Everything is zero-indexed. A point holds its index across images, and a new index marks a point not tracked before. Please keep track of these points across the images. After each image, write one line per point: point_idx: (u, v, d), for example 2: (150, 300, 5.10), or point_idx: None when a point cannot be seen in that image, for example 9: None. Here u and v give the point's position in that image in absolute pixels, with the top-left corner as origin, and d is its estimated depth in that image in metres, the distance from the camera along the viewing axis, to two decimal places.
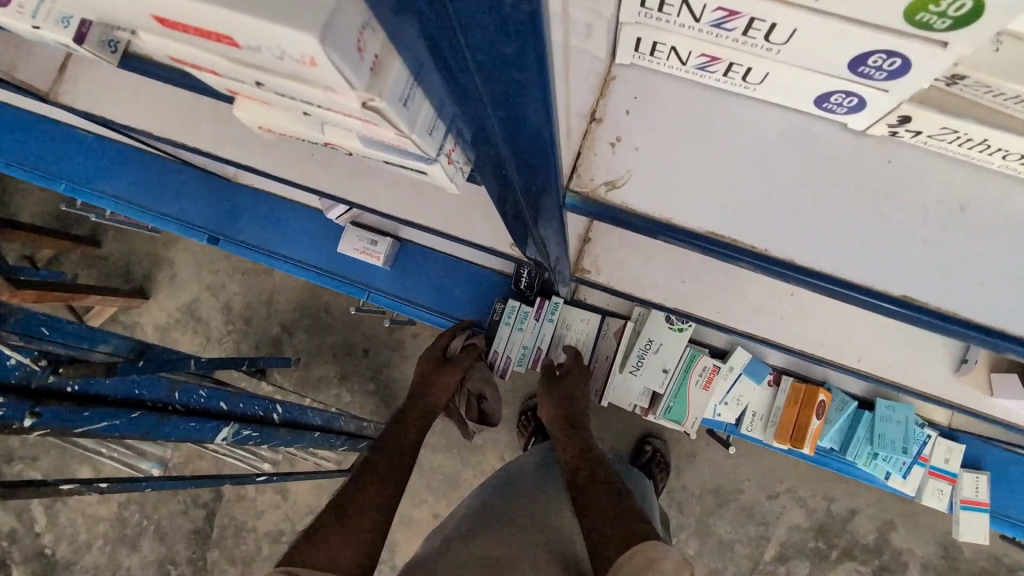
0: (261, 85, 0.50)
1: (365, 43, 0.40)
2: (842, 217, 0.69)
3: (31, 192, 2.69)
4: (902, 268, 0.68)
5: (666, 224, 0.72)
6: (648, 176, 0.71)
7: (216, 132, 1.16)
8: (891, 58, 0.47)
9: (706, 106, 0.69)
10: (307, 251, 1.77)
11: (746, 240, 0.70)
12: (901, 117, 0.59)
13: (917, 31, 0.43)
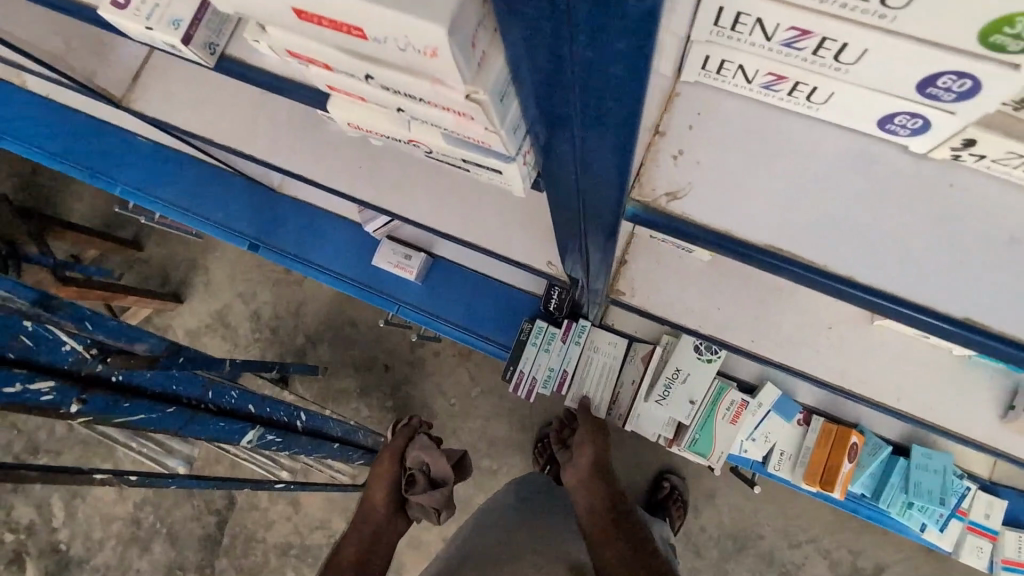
0: (369, 81, 0.52)
1: (478, 40, 0.42)
2: (900, 242, 0.65)
3: (84, 195, 2.83)
4: (980, 293, 0.64)
5: (725, 237, 0.67)
6: (711, 186, 0.67)
7: (269, 141, 1.21)
8: (961, 79, 0.48)
9: (762, 122, 0.67)
10: (342, 262, 1.82)
11: (806, 254, 0.66)
12: (964, 142, 0.57)
13: (990, 53, 0.44)
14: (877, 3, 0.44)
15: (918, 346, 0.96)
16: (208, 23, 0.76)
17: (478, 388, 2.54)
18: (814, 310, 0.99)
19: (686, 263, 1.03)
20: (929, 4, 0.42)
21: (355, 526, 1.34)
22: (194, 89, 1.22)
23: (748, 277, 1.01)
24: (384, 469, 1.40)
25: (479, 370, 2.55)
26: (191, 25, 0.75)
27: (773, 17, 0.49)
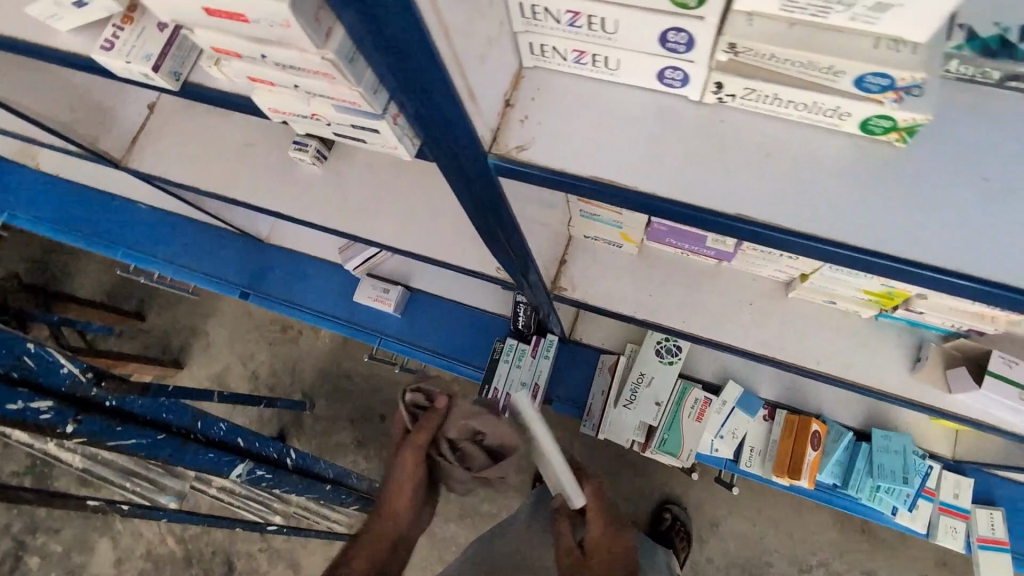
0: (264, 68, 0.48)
1: (322, 18, 0.40)
2: (781, 185, 0.57)
3: (90, 272, 3.00)
4: (847, 217, 0.55)
5: (606, 186, 0.57)
6: (559, 138, 0.59)
7: (248, 187, 1.36)
8: (679, 34, 0.52)
9: (596, 88, 0.61)
10: (326, 303, 1.95)
11: (660, 191, 0.57)
12: (716, 87, 0.56)
13: (679, 11, 0.50)
14: None
15: (837, 321, 1.06)
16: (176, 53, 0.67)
17: None
18: (742, 300, 1.09)
19: (621, 261, 1.15)
20: None
21: (374, 531, 1.16)
22: (183, 148, 1.37)
23: (683, 276, 1.12)
24: (417, 463, 1.14)
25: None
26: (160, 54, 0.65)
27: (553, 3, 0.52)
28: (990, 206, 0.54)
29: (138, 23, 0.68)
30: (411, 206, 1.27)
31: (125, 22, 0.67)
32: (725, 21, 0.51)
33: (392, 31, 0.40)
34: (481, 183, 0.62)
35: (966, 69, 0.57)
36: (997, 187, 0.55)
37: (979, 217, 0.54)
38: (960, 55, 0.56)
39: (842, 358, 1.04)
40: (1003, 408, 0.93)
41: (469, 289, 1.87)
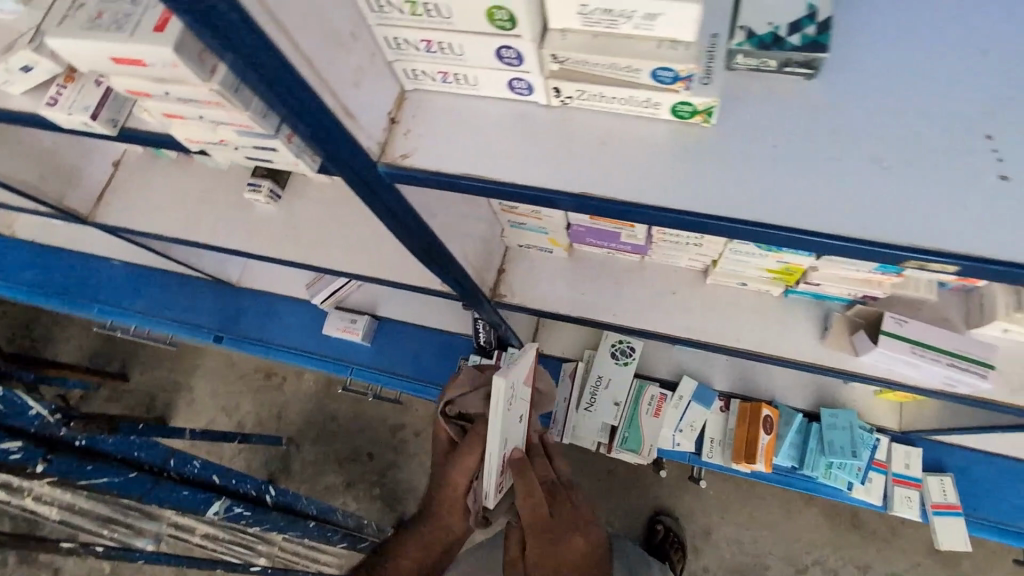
0: (173, 105, 0.57)
1: (207, 58, 0.50)
2: (611, 173, 0.60)
3: (73, 337, 3.04)
4: (737, 195, 0.57)
5: (481, 182, 0.63)
6: (434, 146, 0.65)
7: (209, 230, 1.45)
8: (511, 51, 0.56)
9: (460, 101, 0.66)
10: (298, 339, 2.01)
11: (526, 179, 0.62)
12: (555, 91, 0.60)
13: (500, 32, 0.54)
14: (433, 9, 0.54)
15: (754, 303, 1.14)
16: (114, 101, 0.72)
17: None
18: (668, 291, 1.18)
19: (555, 267, 1.24)
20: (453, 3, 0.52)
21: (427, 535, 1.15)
22: (149, 201, 1.48)
23: (615, 277, 1.21)
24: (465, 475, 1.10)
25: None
26: (98, 103, 0.70)
27: (403, 35, 0.58)
28: (883, 168, 0.55)
29: (80, 80, 0.72)
30: (363, 235, 1.36)
31: (67, 80, 0.72)
32: (544, 37, 0.56)
33: (263, 75, 0.49)
34: (380, 193, 0.68)
35: (752, 61, 0.59)
36: (858, 153, 0.55)
37: (871, 182, 0.54)
38: (742, 50, 0.58)
39: (767, 339, 1.12)
40: (901, 363, 1.01)
41: (435, 313, 1.95)
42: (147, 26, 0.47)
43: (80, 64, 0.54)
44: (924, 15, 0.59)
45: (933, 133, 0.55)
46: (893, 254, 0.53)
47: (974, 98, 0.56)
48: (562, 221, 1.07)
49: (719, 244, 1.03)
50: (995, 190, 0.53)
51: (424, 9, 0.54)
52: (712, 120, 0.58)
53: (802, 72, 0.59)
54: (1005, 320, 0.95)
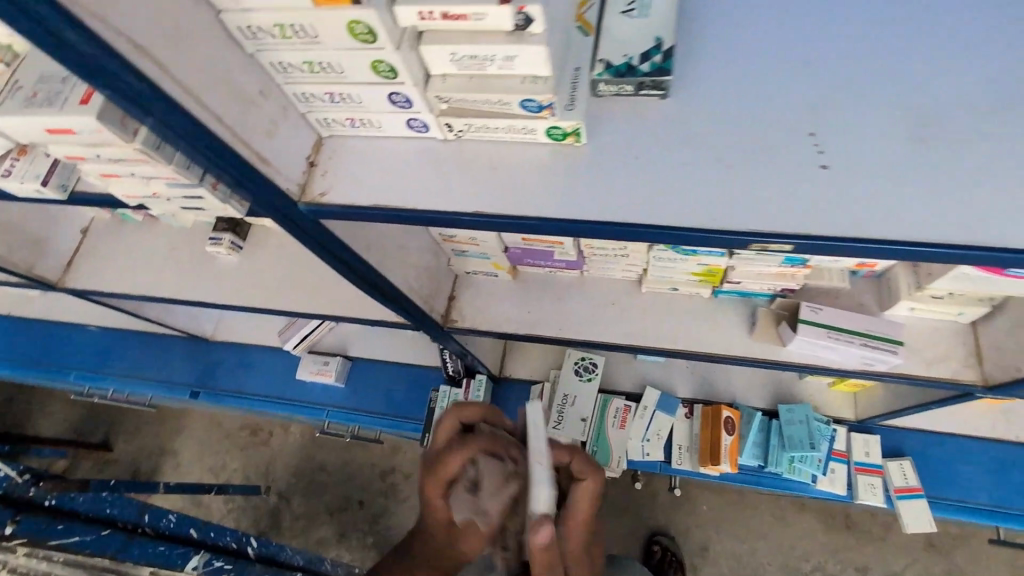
0: (106, 165, 0.65)
1: (128, 122, 0.58)
2: (501, 193, 0.69)
3: (55, 411, 3.02)
4: (608, 200, 0.65)
5: (390, 210, 0.70)
6: (348, 184, 0.73)
7: (175, 283, 1.51)
8: (401, 96, 0.65)
9: (370, 143, 0.75)
10: (274, 387, 2.04)
11: (429, 204, 0.70)
12: (446, 126, 0.69)
13: (387, 80, 0.63)
14: (326, 67, 0.62)
15: (689, 307, 1.22)
16: (62, 169, 0.80)
17: None
18: (609, 303, 1.26)
19: (503, 289, 1.31)
20: (342, 60, 0.61)
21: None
22: (118, 262, 1.56)
23: (558, 294, 1.29)
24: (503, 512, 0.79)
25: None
26: (48, 172, 0.78)
27: (307, 90, 0.66)
28: (727, 167, 0.64)
29: (32, 153, 0.78)
30: (323, 277, 1.43)
31: (20, 154, 0.78)
32: (427, 83, 0.65)
33: (175, 132, 0.56)
34: (306, 229, 0.76)
35: (612, 88, 0.69)
36: (706, 157, 0.65)
37: (717, 179, 0.63)
38: (602, 79, 0.68)
39: (708, 339, 1.18)
40: (822, 348, 1.09)
41: (407, 350, 2.00)
42: (74, 100, 0.56)
43: (22, 138, 0.63)
44: (754, 41, 0.70)
45: (766, 136, 0.64)
46: (740, 238, 0.61)
47: (799, 103, 0.65)
48: (498, 244, 1.15)
49: (643, 253, 1.12)
50: (818, 178, 0.61)
51: (319, 68, 0.63)
52: (582, 139, 0.67)
53: (656, 93, 0.68)
54: (908, 298, 1.04)
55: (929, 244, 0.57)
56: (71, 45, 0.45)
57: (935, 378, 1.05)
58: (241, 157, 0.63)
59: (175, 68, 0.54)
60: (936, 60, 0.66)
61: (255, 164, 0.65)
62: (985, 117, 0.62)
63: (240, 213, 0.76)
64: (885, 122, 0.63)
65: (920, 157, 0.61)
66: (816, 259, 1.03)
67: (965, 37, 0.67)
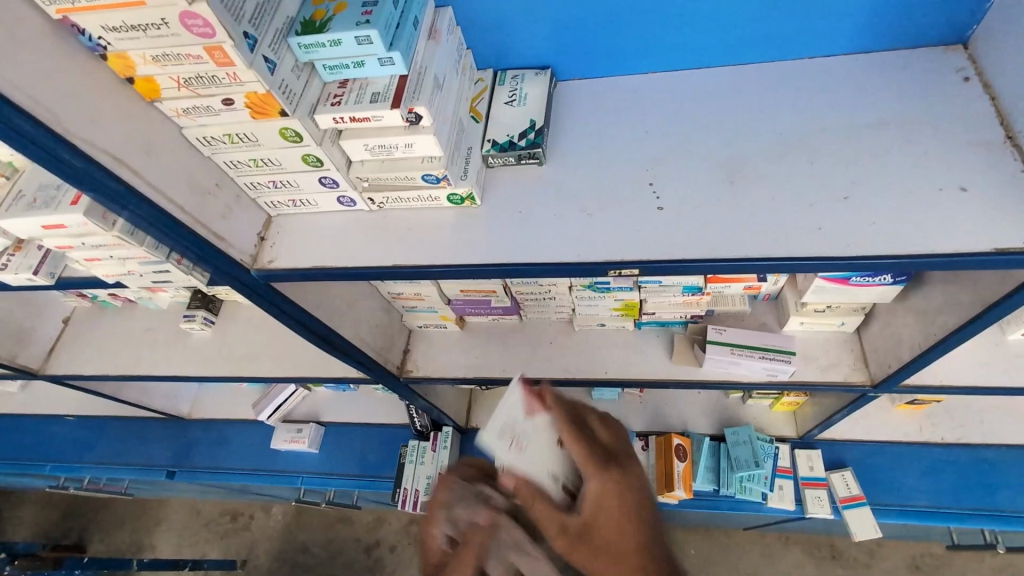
0: (89, 250, 0.80)
1: (108, 215, 0.73)
2: (415, 249, 0.85)
3: (28, 516, 2.96)
4: (499, 247, 0.82)
5: (326, 270, 0.86)
6: (292, 251, 0.89)
7: (151, 360, 1.62)
8: (328, 178, 0.82)
9: (310, 218, 0.91)
10: (249, 460, 2.09)
11: (358, 262, 0.86)
12: (368, 199, 0.87)
13: (317, 167, 0.80)
14: (267, 161, 0.79)
15: (616, 341, 1.37)
16: (52, 257, 0.94)
17: None
18: (546, 343, 1.40)
19: (452, 340, 1.45)
20: (278, 154, 0.78)
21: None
22: (97, 345, 1.67)
23: (502, 338, 1.43)
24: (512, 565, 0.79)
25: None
26: (40, 261, 0.92)
27: (255, 180, 0.83)
28: (587, 215, 0.82)
29: (26, 248, 0.92)
30: (287, 343, 1.54)
31: (15, 250, 0.92)
32: (350, 168, 0.83)
33: (144, 219, 0.71)
34: (259, 292, 0.90)
35: (499, 160, 0.88)
36: (574, 207, 0.83)
37: (581, 225, 0.81)
38: (490, 154, 0.88)
39: (634, 368, 1.32)
40: (729, 364, 1.23)
41: (378, 411, 2.08)
42: (65, 201, 0.71)
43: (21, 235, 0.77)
44: (608, 118, 0.92)
45: (616, 188, 0.83)
46: (599, 267, 0.77)
47: (641, 162, 0.85)
48: (441, 297, 1.30)
49: (567, 294, 1.26)
50: (655, 217, 0.79)
51: (262, 163, 0.80)
52: (477, 201, 0.86)
53: (533, 161, 0.88)
54: (797, 314, 1.20)
55: (733, 262, 0.74)
56: (64, 162, 0.61)
57: (830, 383, 1.19)
58: (200, 235, 0.78)
59: (144, 171, 0.71)
60: (743, 123, 0.86)
61: (212, 240, 0.80)
62: (775, 160, 0.81)
63: (203, 284, 0.91)
64: (704, 171, 0.82)
65: (729, 194, 0.79)
66: (710, 286, 1.18)
67: (765, 105, 0.87)
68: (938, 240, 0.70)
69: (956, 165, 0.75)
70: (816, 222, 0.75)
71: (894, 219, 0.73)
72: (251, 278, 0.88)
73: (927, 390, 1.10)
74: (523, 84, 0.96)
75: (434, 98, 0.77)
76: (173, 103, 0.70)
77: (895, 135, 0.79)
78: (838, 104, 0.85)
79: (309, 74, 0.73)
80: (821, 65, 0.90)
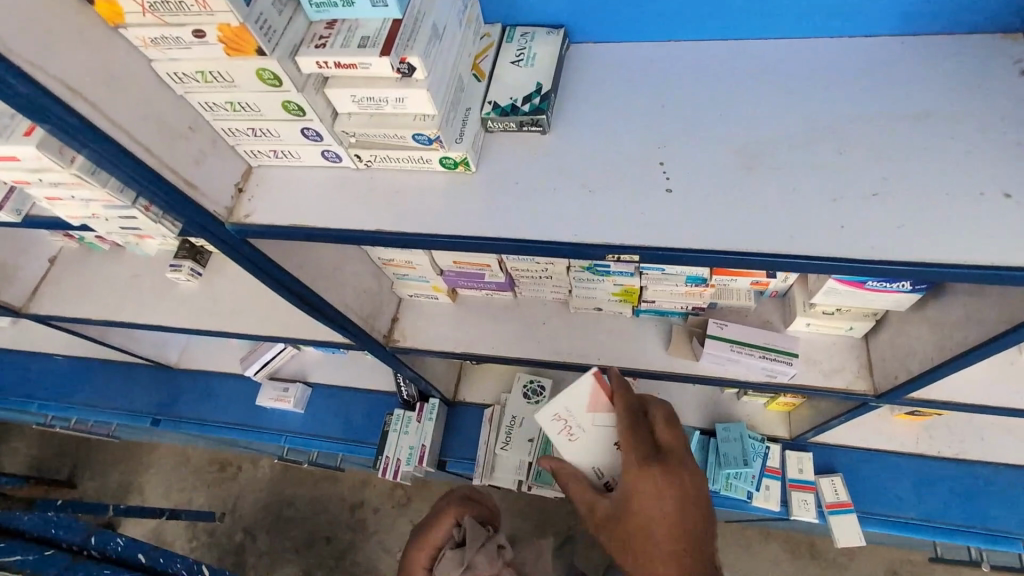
0: (46, 186, 0.74)
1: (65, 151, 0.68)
2: (400, 214, 0.79)
3: (21, 447, 2.99)
4: (491, 218, 0.76)
5: (305, 229, 0.80)
6: (271, 206, 0.83)
7: (134, 308, 1.58)
8: (312, 130, 0.76)
9: (293, 173, 0.85)
10: (235, 414, 2.07)
11: (340, 223, 0.80)
12: (356, 156, 0.80)
13: (299, 116, 0.73)
14: (245, 105, 0.73)
15: (611, 326, 1.31)
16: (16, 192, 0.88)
17: None
18: (539, 323, 1.35)
19: (442, 311, 1.39)
20: (257, 98, 0.71)
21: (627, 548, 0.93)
22: (81, 288, 1.63)
23: (494, 314, 1.37)
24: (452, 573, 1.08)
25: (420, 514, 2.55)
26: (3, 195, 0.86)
27: (233, 126, 0.77)
28: (590, 192, 0.75)
29: None
30: (274, 301, 1.49)
31: None
32: (336, 120, 0.76)
33: (104, 159, 0.65)
34: (235, 250, 0.85)
35: (500, 124, 0.81)
36: (575, 183, 0.76)
37: (581, 201, 0.75)
38: (490, 117, 0.81)
39: (629, 357, 1.27)
40: (728, 361, 1.18)
41: (366, 375, 2.05)
42: (18, 131, 0.66)
43: None
44: (622, 87, 0.84)
45: (624, 165, 0.76)
46: (597, 251, 0.71)
47: (654, 138, 0.78)
48: (432, 266, 1.24)
49: (564, 274, 1.20)
50: (663, 199, 0.73)
51: (240, 107, 0.73)
52: (471, 167, 0.79)
53: (536, 129, 0.81)
54: (803, 314, 1.13)
55: (743, 256, 0.67)
56: (9, 87, 0.55)
57: (831, 389, 1.14)
58: (170, 181, 0.72)
59: (104, 106, 0.64)
60: (768, 103, 0.78)
61: (182, 187, 0.74)
62: (802, 147, 0.74)
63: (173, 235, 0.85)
64: (722, 153, 0.75)
65: (746, 181, 0.72)
66: (715, 278, 1.11)
67: (796, 85, 0.79)
68: (974, 251, 0.63)
69: (1001, 168, 0.68)
70: (839, 220, 0.68)
71: (927, 222, 0.66)
72: (226, 234, 0.82)
73: (935, 405, 1.04)
74: (533, 43, 0.88)
75: (431, 49, 0.69)
76: (140, 31, 0.63)
77: (938, 130, 0.72)
78: (877, 90, 0.77)
79: (293, 11, 0.66)
80: (862, 44, 0.81)
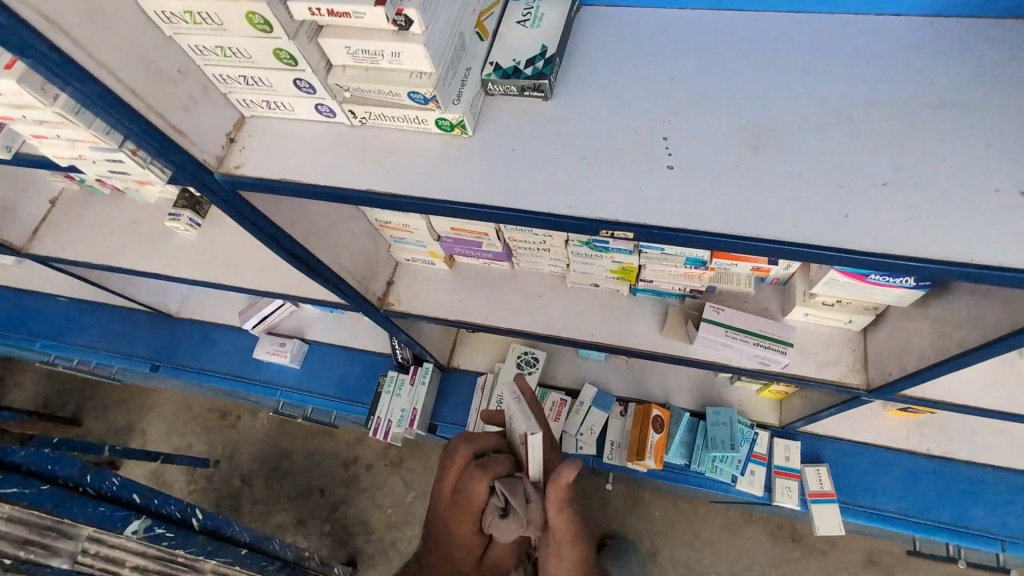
0: (32, 123, 0.73)
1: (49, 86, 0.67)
2: (393, 175, 0.77)
3: (28, 384, 3.05)
4: (484, 184, 0.74)
5: (295, 185, 0.78)
6: (262, 159, 0.81)
7: (132, 255, 1.58)
8: (304, 82, 0.73)
9: (285, 126, 0.83)
10: (233, 365, 2.10)
11: (329, 180, 0.78)
12: (349, 111, 0.78)
13: (291, 66, 0.70)
14: (236, 50, 0.70)
15: (607, 303, 1.30)
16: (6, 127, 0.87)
17: (412, 492, 2.55)
18: (534, 294, 1.33)
19: (438, 277, 1.38)
20: (247, 44, 0.68)
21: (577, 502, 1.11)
22: (81, 231, 1.63)
23: (489, 283, 1.36)
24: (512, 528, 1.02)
25: (411, 474, 2.60)
26: None
27: (224, 72, 0.74)
28: (587, 163, 0.73)
29: None
30: (271, 256, 1.48)
31: None
32: (330, 72, 0.73)
33: (89, 99, 0.63)
34: (225, 201, 0.83)
35: (500, 88, 0.78)
36: (572, 152, 0.74)
37: (578, 172, 0.72)
38: (490, 79, 0.77)
39: (622, 334, 1.27)
40: (721, 346, 1.17)
41: (363, 336, 2.06)
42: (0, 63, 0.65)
43: None
44: (629, 55, 0.80)
45: (625, 137, 0.74)
46: (590, 224, 0.69)
47: (659, 110, 0.75)
48: (429, 232, 1.22)
49: (562, 247, 1.18)
50: (662, 176, 0.70)
51: (231, 53, 0.71)
52: (468, 131, 0.76)
53: (537, 95, 0.78)
54: (802, 304, 1.11)
55: (739, 240, 0.65)
56: None
57: (823, 380, 1.13)
58: (157, 126, 0.70)
59: (87, 44, 0.62)
60: (780, 80, 0.75)
61: (170, 134, 0.72)
62: (811, 129, 0.70)
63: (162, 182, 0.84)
64: (727, 130, 0.72)
65: (750, 162, 0.69)
66: (716, 261, 1.09)
67: (811, 62, 0.75)
68: (978, 249, 0.61)
69: (1018, 165, 0.64)
70: (841, 208, 0.65)
71: (935, 216, 0.63)
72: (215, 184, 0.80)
73: (926, 403, 1.03)
74: (541, 3, 0.84)
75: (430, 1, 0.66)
76: None
77: (957, 119, 0.68)
78: (899, 74, 0.72)
79: None
80: (886, 22, 0.77)
